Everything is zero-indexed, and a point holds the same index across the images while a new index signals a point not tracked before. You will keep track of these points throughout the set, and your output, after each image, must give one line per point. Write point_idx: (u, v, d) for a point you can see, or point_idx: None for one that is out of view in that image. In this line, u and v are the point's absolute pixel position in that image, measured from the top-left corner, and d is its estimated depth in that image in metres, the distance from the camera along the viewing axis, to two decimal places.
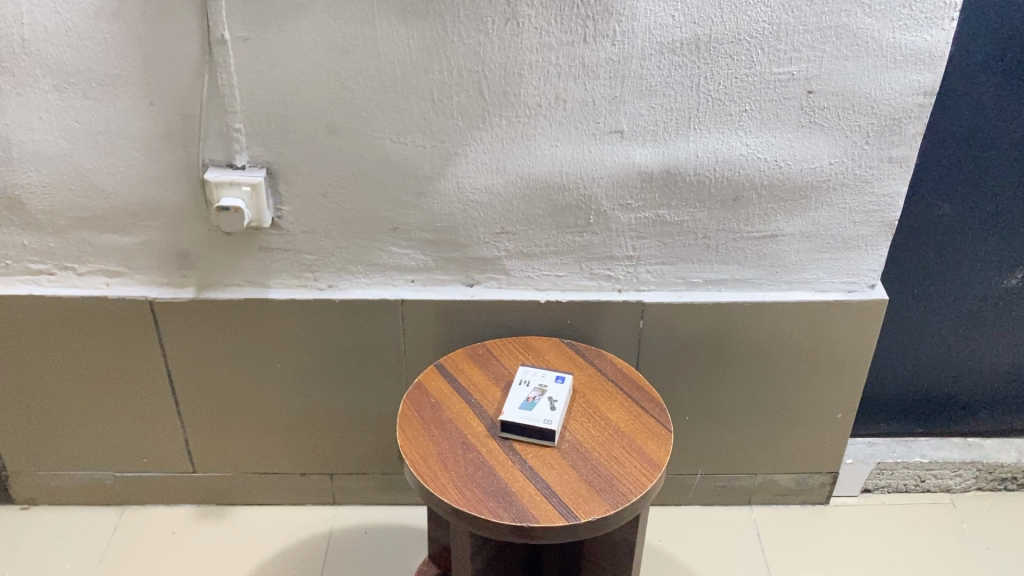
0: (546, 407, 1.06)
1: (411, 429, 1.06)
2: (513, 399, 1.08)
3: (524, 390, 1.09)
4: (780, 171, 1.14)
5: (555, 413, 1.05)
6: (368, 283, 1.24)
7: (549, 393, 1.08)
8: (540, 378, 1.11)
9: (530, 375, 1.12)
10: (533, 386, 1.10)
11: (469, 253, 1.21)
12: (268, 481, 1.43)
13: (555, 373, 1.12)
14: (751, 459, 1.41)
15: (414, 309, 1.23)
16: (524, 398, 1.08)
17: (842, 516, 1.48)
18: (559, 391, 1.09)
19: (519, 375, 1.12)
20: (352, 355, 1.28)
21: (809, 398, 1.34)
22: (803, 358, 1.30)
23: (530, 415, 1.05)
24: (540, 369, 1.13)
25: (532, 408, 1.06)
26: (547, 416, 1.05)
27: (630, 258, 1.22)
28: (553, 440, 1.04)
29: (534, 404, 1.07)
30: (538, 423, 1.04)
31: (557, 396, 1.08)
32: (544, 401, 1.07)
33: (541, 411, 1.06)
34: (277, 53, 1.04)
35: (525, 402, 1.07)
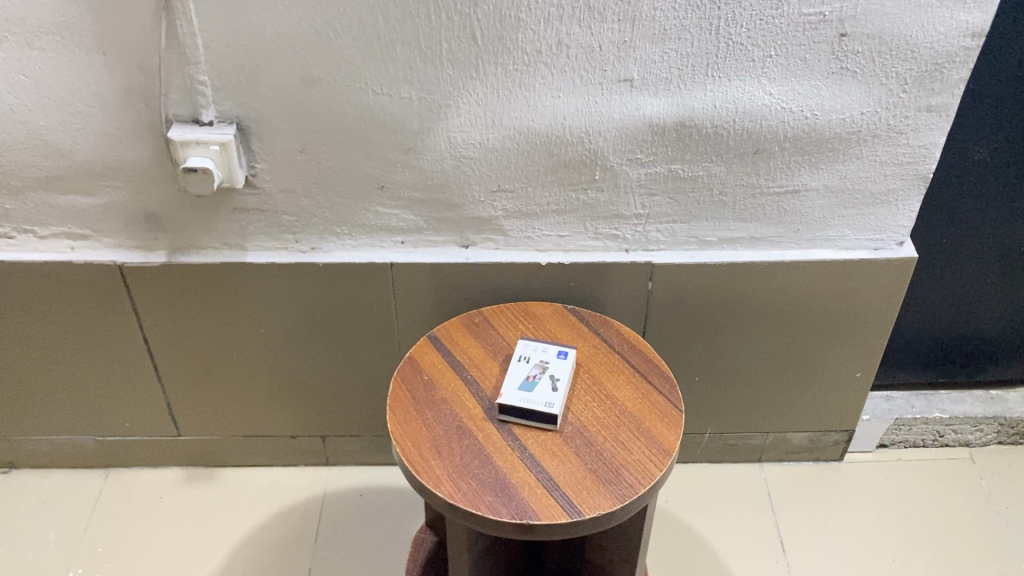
0: (548, 389, 0.98)
1: (401, 410, 0.99)
2: (512, 379, 1.00)
3: (523, 368, 1.01)
4: (807, 122, 1.03)
5: (558, 395, 0.97)
6: (354, 245, 1.14)
7: (551, 371, 1.00)
8: (540, 354, 1.03)
9: (529, 350, 1.03)
10: (533, 363, 1.01)
11: (463, 213, 1.11)
12: (257, 443, 1.36)
13: (557, 347, 1.04)
14: (764, 420, 1.34)
15: (406, 273, 1.14)
16: (524, 377, 1.00)
17: (857, 473, 1.42)
18: (562, 370, 1.01)
19: (518, 351, 1.03)
20: (340, 319, 1.20)
21: (828, 357, 1.26)
22: (822, 318, 1.21)
23: (530, 398, 0.97)
24: (541, 342, 1.05)
25: (533, 390, 0.98)
26: (550, 399, 0.97)
27: (639, 216, 1.12)
28: (555, 423, 0.96)
29: (534, 385, 0.99)
30: (539, 407, 0.96)
31: (559, 375, 1.00)
32: (546, 381, 0.99)
33: (543, 393, 0.98)
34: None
35: (525, 383, 0.99)
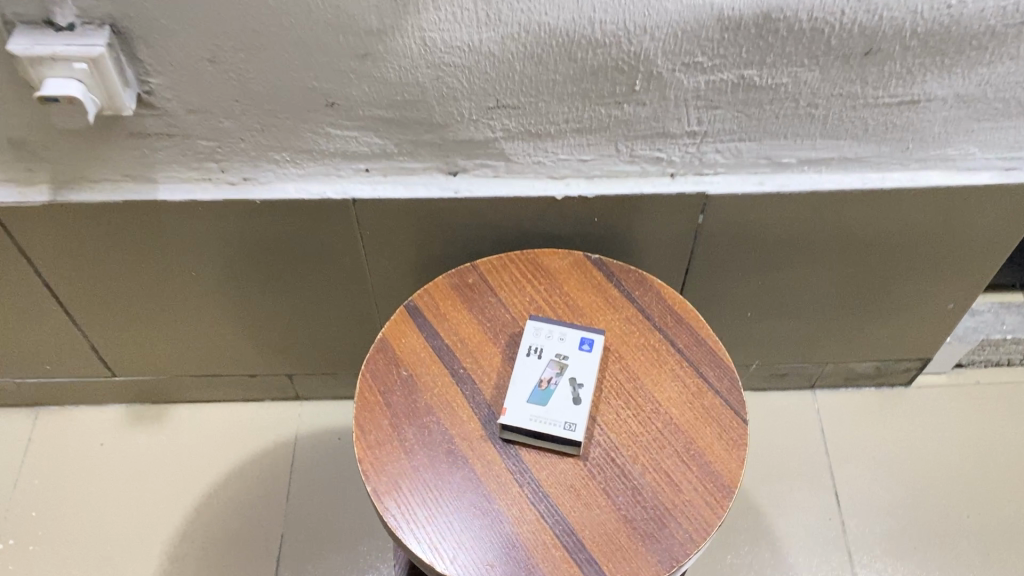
0: (567, 400, 0.73)
1: (371, 426, 0.74)
2: (519, 385, 0.74)
3: (534, 367, 0.75)
4: (950, 11, 0.69)
5: (582, 411, 0.72)
6: (302, 174, 0.84)
7: (571, 373, 0.75)
8: (555, 344, 0.77)
9: (542, 339, 0.77)
10: (548, 360, 0.76)
11: (448, 135, 0.80)
12: (210, 381, 1.13)
13: (578, 333, 0.77)
14: (824, 350, 1.11)
15: (375, 210, 0.86)
16: (535, 382, 0.74)
17: (927, 400, 1.20)
18: (585, 371, 0.75)
19: (525, 341, 0.77)
20: (294, 257, 0.93)
21: (915, 289, 1.00)
22: (919, 248, 0.94)
23: (544, 417, 0.72)
24: (556, 324, 0.78)
25: (547, 403, 0.73)
26: (570, 417, 0.72)
27: (692, 134, 0.81)
28: (577, 451, 0.73)
29: (550, 394, 0.74)
30: (557, 432, 0.71)
31: (582, 380, 0.74)
32: (565, 388, 0.74)
33: (561, 408, 0.73)
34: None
35: (537, 392, 0.74)
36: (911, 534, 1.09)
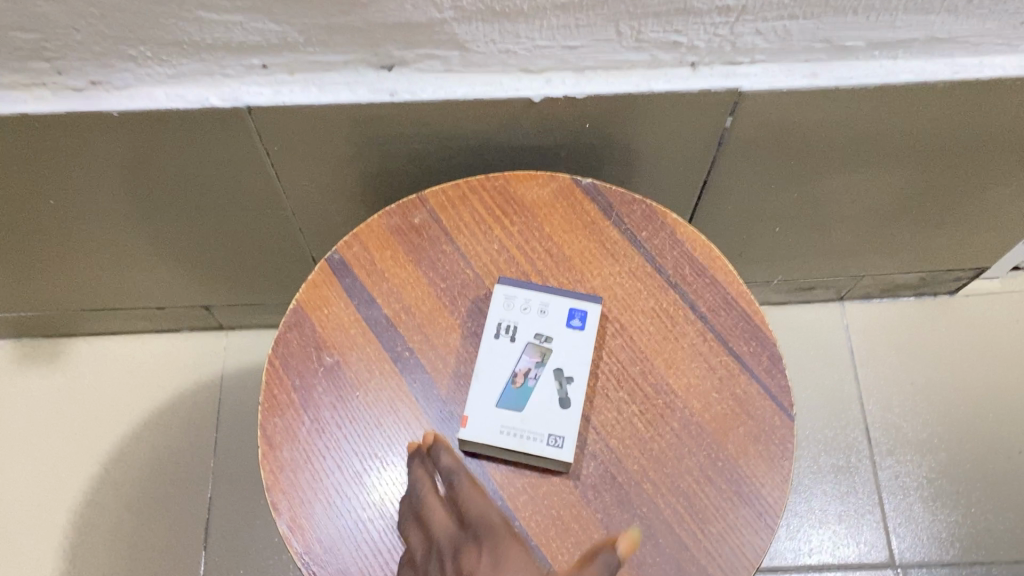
0: (552, 403, 0.54)
1: (285, 439, 0.54)
2: (484, 384, 0.55)
3: (505, 356, 0.55)
4: None
5: (573, 420, 0.53)
6: (174, 73, 0.60)
7: (556, 363, 0.55)
8: (534, 321, 0.56)
9: (514, 314, 0.57)
10: (524, 346, 0.56)
11: (373, 18, 0.55)
12: (111, 314, 0.92)
13: (566, 305, 0.57)
14: (861, 261, 0.91)
15: (282, 119, 0.62)
16: (508, 379, 0.55)
17: (976, 310, 1.01)
18: (575, 360, 0.55)
19: (492, 317, 0.57)
20: (186, 177, 0.70)
21: (989, 195, 0.79)
22: (1007, 150, 0.72)
23: (519, 429, 0.53)
24: (534, 290, 0.57)
25: (525, 408, 0.54)
26: (556, 429, 0.53)
27: (726, 8, 0.55)
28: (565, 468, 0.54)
29: (528, 395, 0.54)
30: (540, 451, 0.53)
31: (571, 373, 0.55)
32: (548, 385, 0.54)
33: (543, 416, 0.53)
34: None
35: (510, 393, 0.54)
36: (954, 478, 0.92)
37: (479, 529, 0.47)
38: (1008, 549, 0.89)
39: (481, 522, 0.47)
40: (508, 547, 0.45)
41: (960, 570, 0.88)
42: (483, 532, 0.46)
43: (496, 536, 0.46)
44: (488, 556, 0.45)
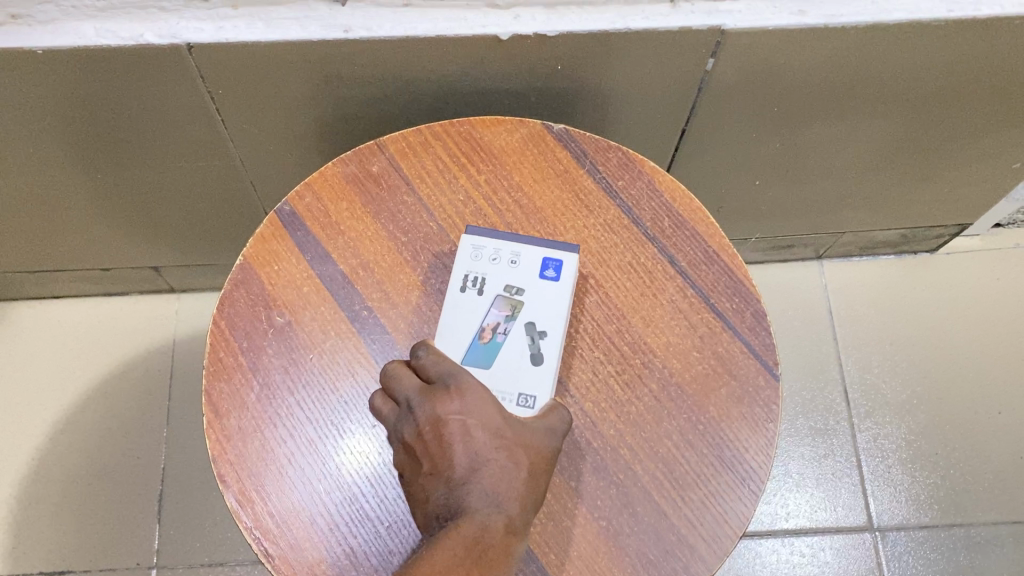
0: (523, 359, 0.49)
1: (233, 407, 0.50)
2: (449, 341, 0.50)
3: (472, 309, 0.51)
4: None
5: (545, 377, 0.48)
6: (101, 7, 0.54)
7: (528, 318, 0.50)
8: (504, 272, 0.52)
9: (482, 264, 0.52)
10: (492, 299, 0.51)
11: None
12: (52, 276, 0.87)
13: (539, 253, 0.52)
14: (841, 217, 0.88)
15: (224, 59, 0.57)
16: (475, 334, 0.50)
17: (956, 268, 0.98)
18: (550, 312, 0.50)
19: (458, 267, 0.52)
20: (123, 124, 0.64)
21: (977, 145, 0.75)
22: (999, 96, 0.68)
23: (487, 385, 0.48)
24: (504, 240, 0.53)
25: (494, 364, 0.49)
26: (527, 387, 0.48)
27: None
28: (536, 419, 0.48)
29: (497, 351, 0.49)
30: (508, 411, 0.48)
31: (545, 327, 0.50)
32: (518, 341, 0.50)
33: (512, 374, 0.49)
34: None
35: (475, 349, 0.49)
36: (932, 440, 0.90)
37: (450, 382, 0.45)
38: (986, 510, 0.87)
39: (452, 375, 0.45)
40: (485, 399, 0.44)
41: (937, 532, 0.86)
42: (455, 383, 0.45)
43: (470, 387, 0.45)
44: (469, 410, 0.44)
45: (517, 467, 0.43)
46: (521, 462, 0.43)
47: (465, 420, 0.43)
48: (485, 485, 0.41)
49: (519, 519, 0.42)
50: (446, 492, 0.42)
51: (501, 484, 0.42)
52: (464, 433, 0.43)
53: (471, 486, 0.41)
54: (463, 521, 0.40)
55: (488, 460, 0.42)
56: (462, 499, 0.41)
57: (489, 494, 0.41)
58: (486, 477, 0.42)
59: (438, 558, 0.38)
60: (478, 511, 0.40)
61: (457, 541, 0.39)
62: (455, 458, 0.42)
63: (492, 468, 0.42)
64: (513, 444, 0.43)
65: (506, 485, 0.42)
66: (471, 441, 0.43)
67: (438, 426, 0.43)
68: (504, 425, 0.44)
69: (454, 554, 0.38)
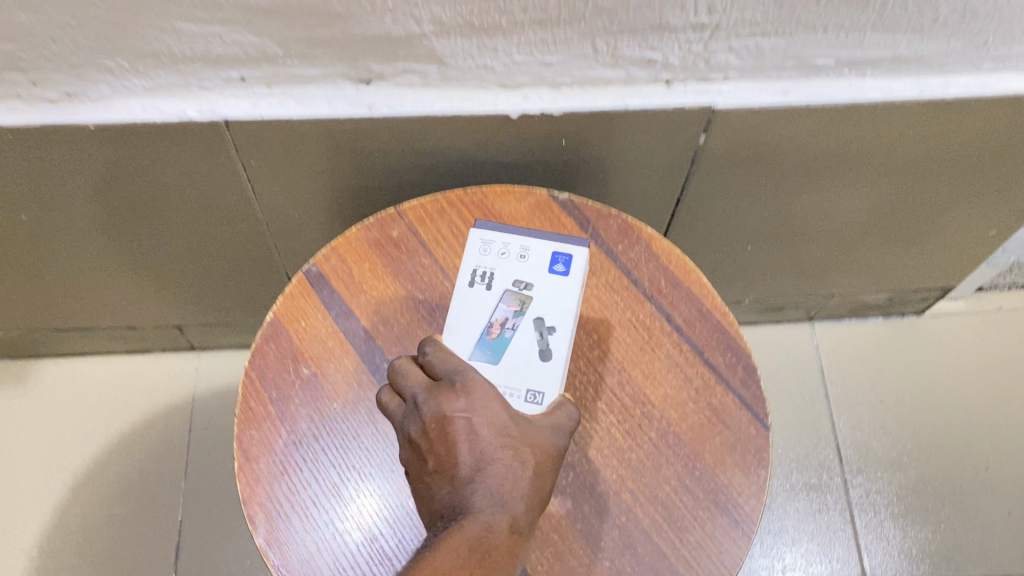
0: (531, 355, 0.53)
1: (262, 452, 0.54)
2: (461, 336, 0.54)
3: (482, 305, 0.55)
4: None
5: (552, 373, 0.52)
6: (149, 87, 0.60)
7: (535, 313, 0.54)
8: (512, 269, 0.56)
9: (490, 257, 0.56)
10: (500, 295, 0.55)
11: (351, 33, 0.55)
12: (80, 333, 0.91)
13: (545, 256, 0.56)
14: (831, 280, 0.93)
15: (258, 133, 0.63)
16: (484, 329, 0.54)
17: (942, 330, 1.02)
18: (556, 309, 0.54)
19: (469, 260, 0.57)
20: (159, 191, 0.69)
21: (955, 214, 0.81)
22: (971, 168, 0.73)
23: (496, 378, 0.52)
24: (511, 234, 0.57)
25: (502, 357, 0.53)
26: (535, 384, 0.52)
27: (699, 27, 0.56)
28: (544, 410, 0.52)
29: (504, 345, 0.53)
30: (517, 406, 0.52)
31: (552, 322, 0.54)
32: (526, 335, 0.53)
33: (521, 369, 0.52)
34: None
35: (486, 346, 0.53)
36: (923, 495, 0.93)
37: (458, 383, 0.49)
38: (977, 565, 0.90)
39: (458, 374, 0.49)
40: (490, 398, 0.48)
41: None
42: (461, 382, 0.49)
43: (477, 387, 0.48)
44: (474, 409, 0.48)
45: (521, 464, 0.47)
46: (524, 460, 0.47)
47: (470, 419, 0.47)
48: (489, 485, 0.46)
49: (523, 516, 0.46)
50: (452, 489, 0.46)
51: (505, 483, 0.46)
52: (470, 432, 0.47)
53: (475, 486, 0.45)
54: (468, 521, 0.44)
55: (493, 459, 0.46)
56: (468, 499, 0.45)
57: (493, 494, 0.45)
58: (490, 477, 0.46)
59: (443, 557, 0.43)
60: (482, 511, 0.45)
61: (461, 541, 0.43)
62: (461, 458, 0.46)
63: (496, 467, 0.46)
64: (518, 443, 0.47)
65: (509, 485, 0.46)
66: (476, 442, 0.47)
67: (445, 424, 0.47)
68: (509, 424, 0.48)
69: (459, 555, 0.43)
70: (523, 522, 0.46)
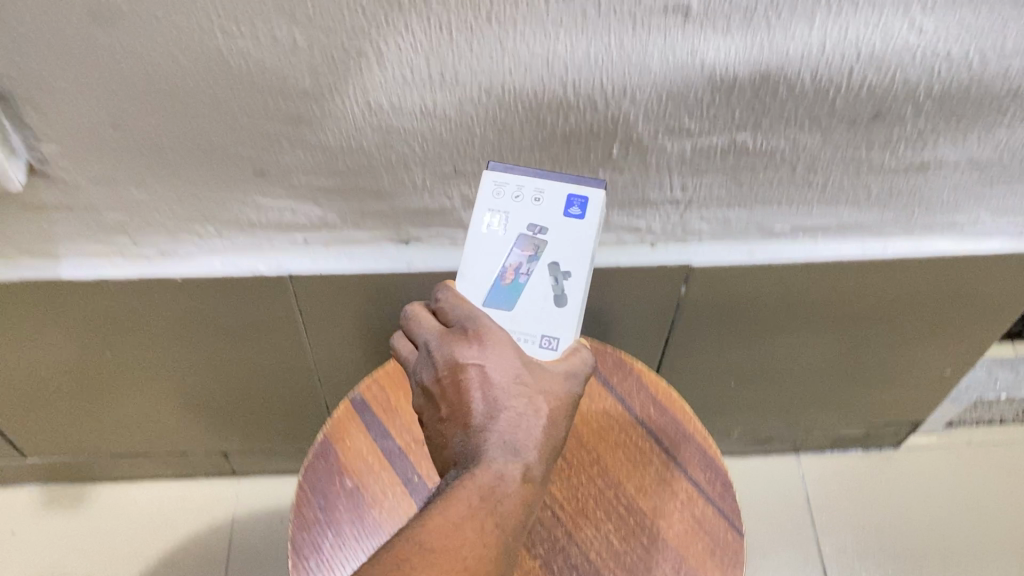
0: (547, 297, 0.59)
1: (312, 551, 0.64)
2: (479, 283, 0.60)
3: (499, 249, 0.60)
4: (969, 72, 0.61)
5: (565, 317, 0.58)
6: (228, 247, 0.74)
7: (550, 258, 0.60)
8: (526, 211, 0.60)
9: (505, 199, 0.61)
10: (513, 242, 0.60)
11: (396, 205, 0.70)
12: (137, 460, 1.02)
13: (558, 211, 0.60)
14: (810, 416, 1.03)
15: (313, 286, 0.76)
16: (499, 276, 0.60)
17: (918, 462, 1.12)
18: (569, 253, 0.59)
19: (483, 202, 0.61)
20: (218, 333, 0.82)
21: (913, 358, 0.92)
22: (919, 317, 0.86)
23: (511, 324, 0.58)
24: (523, 177, 0.61)
25: (516, 302, 0.59)
26: (549, 330, 0.58)
27: (675, 201, 0.71)
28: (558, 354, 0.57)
29: (518, 289, 0.59)
30: (532, 350, 0.58)
31: (566, 268, 0.59)
32: (540, 279, 0.59)
33: (537, 312, 0.58)
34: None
35: (503, 289, 0.59)
36: None
37: (472, 331, 0.54)
38: None
39: (472, 325, 0.54)
40: (501, 347, 0.53)
41: None
42: (475, 334, 0.54)
43: (490, 338, 0.53)
44: (487, 359, 0.53)
45: (532, 410, 0.51)
46: (536, 407, 0.52)
47: (483, 368, 0.52)
48: (501, 432, 0.50)
49: (535, 464, 0.50)
50: (466, 435, 0.51)
51: (516, 428, 0.50)
52: (482, 379, 0.52)
53: (487, 432, 0.50)
54: (479, 468, 0.49)
55: (505, 406, 0.51)
56: (481, 445, 0.50)
57: (505, 441, 0.50)
58: (502, 422, 0.51)
59: (455, 502, 0.47)
60: (494, 459, 0.49)
61: (471, 490, 0.48)
62: (474, 406, 0.51)
63: (507, 414, 0.51)
64: (530, 391, 0.52)
65: (521, 431, 0.50)
66: (488, 389, 0.52)
67: (460, 372, 0.52)
68: (520, 371, 0.53)
69: (469, 502, 0.48)
70: (535, 470, 0.50)
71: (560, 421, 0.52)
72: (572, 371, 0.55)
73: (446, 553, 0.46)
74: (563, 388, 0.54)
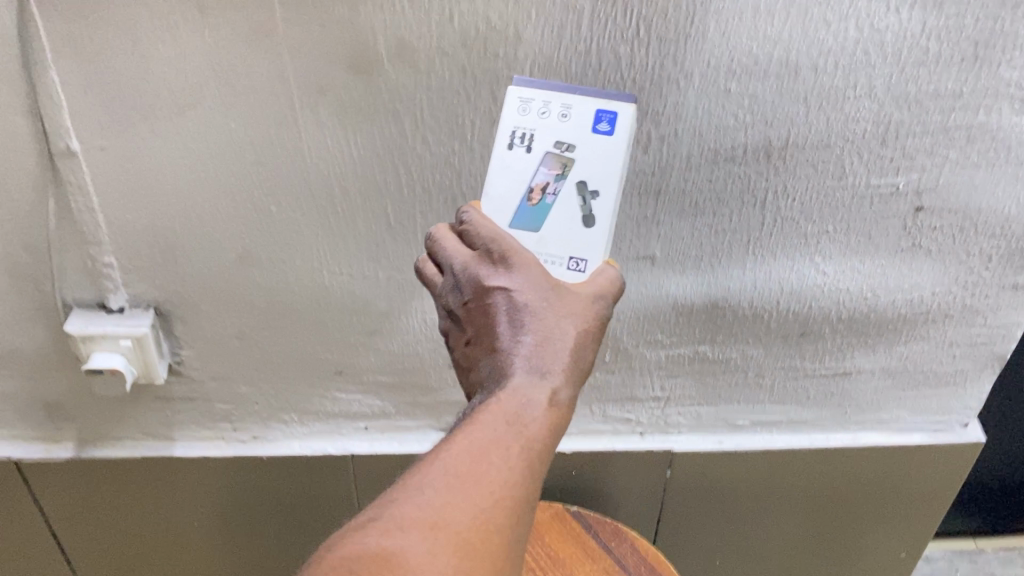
0: (574, 217, 0.61)
1: None
2: (505, 199, 0.62)
3: (526, 169, 0.62)
4: (866, 303, 0.83)
5: (591, 237, 0.61)
6: (305, 432, 0.94)
7: (576, 176, 0.62)
8: (551, 126, 0.62)
9: (530, 116, 0.62)
10: (539, 159, 0.62)
11: (440, 398, 0.90)
12: None
13: (585, 127, 0.62)
14: None
15: (370, 465, 0.95)
16: (526, 195, 0.62)
17: None
18: (594, 171, 0.61)
19: (509, 120, 0.62)
20: (284, 508, 1.00)
21: (872, 541, 1.08)
22: (869, 502, 1.03)
23: (537, 244, 0.61)
24: (550, 93, 0.63)
25: (542, 219, 0.61)
26: (575, 252, 0.61)
27: (657, 398, 0.92)
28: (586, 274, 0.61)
29: (543, 210, 0.61)
30: (561, 272, 0.61)
31: (593, 186, 0.61)
32: (566, 198, 0.61)
33: (563, 232, 0.61)
34: (121, 109, 0.66)
35: (529, 209, 0.62)
36: None
37: (497, 254, 0.57)
38: None
39: (497, 244, 0.57)
40: (528, 270, 0.56)
41: None
42: (501, 255, 0.57)
43: (517, 262, 0.57)
44: (513, 285, 0.56)
45: (557, 330, 0.54)
46: (562, 327, 0.55)
47: (509, 293, 0.55)
48: (526, 356, 0.53)
49: (562, 384, 0.53)
50: (495, 358, 0.55)
51: (543, 353, 0.53)
52: (508, 304, 0.55)
53: (513, 357, 0.53)
54: (507, 393, 0.52)
55: (530, 330, 0.54)
56: (507, 367, 0.53)
57: (531, 364, 0.53)
58: (528, 344, 0.54)
59: (483, 425, 0.50)
60: (520, 381, 0.52)
61: (498, 415, 0.51)
62: (501, 332, 0.55)
63: (533, 336, 0.54)
64: (555, 314, 0.55)
65: (548, 356, 0.53)
66: (513, 313, 0.55)
67: (488, 296, 0.56)
68: (545, 291, 0.56)
69: (497, 426, 0.50)
70: (560, 391, 0.53)
71: (586, 339, 0.55)
72: (596, 289, 0.58)
73: (474, 474, 0.48)
74: (587, 306, 0.56)
